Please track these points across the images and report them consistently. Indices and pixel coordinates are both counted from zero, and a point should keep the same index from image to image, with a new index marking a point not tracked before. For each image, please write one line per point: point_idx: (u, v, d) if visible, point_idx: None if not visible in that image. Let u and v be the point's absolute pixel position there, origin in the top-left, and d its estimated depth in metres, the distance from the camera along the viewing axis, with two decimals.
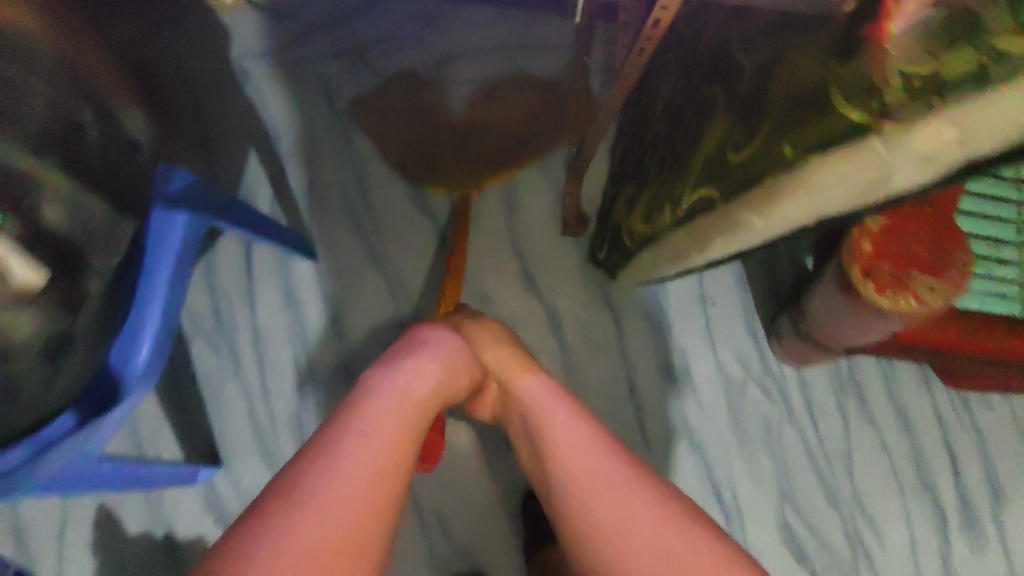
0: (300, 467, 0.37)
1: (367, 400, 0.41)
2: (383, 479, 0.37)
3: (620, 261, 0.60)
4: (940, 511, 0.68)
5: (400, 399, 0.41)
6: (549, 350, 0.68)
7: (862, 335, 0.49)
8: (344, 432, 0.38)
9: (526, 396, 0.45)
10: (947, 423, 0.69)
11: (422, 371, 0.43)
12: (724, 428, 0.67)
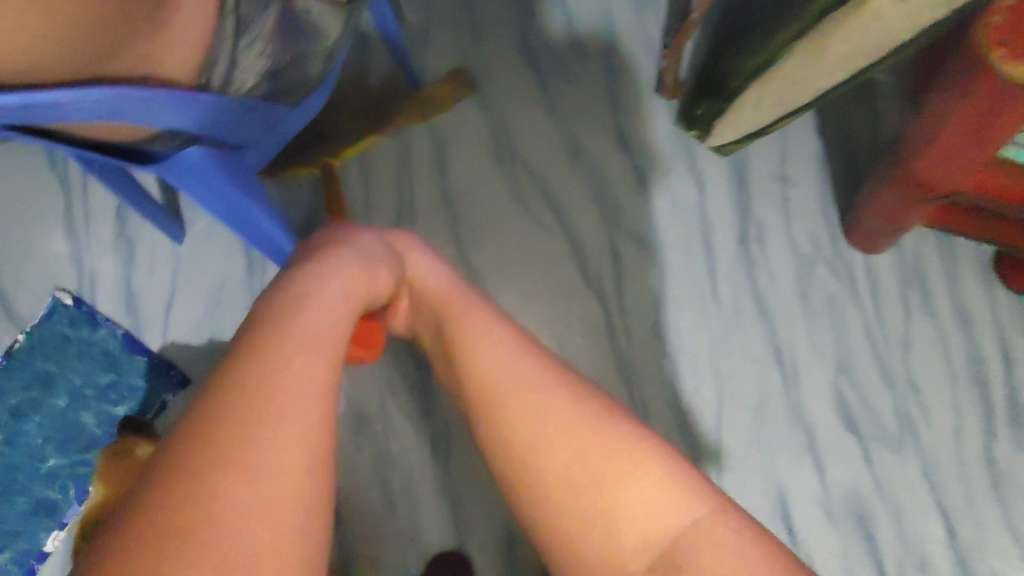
0: (228, 382, 0.31)
1: (284, 314, 0.35)
2: (316, 388, 0.32)
3: (716, 106, 0.64)
4: (988, 406, 0.70)
5: (314, 318, 0.36)
6: (634, 204, 0.72)
7: (955, 159, 0.52)
8: (270, 349, 0.33)
9: (455, 317, 0.45)
10: (1004, 325, 0.72)
11: (337, 288, 0.39)
12: (790, 296, 0.71)
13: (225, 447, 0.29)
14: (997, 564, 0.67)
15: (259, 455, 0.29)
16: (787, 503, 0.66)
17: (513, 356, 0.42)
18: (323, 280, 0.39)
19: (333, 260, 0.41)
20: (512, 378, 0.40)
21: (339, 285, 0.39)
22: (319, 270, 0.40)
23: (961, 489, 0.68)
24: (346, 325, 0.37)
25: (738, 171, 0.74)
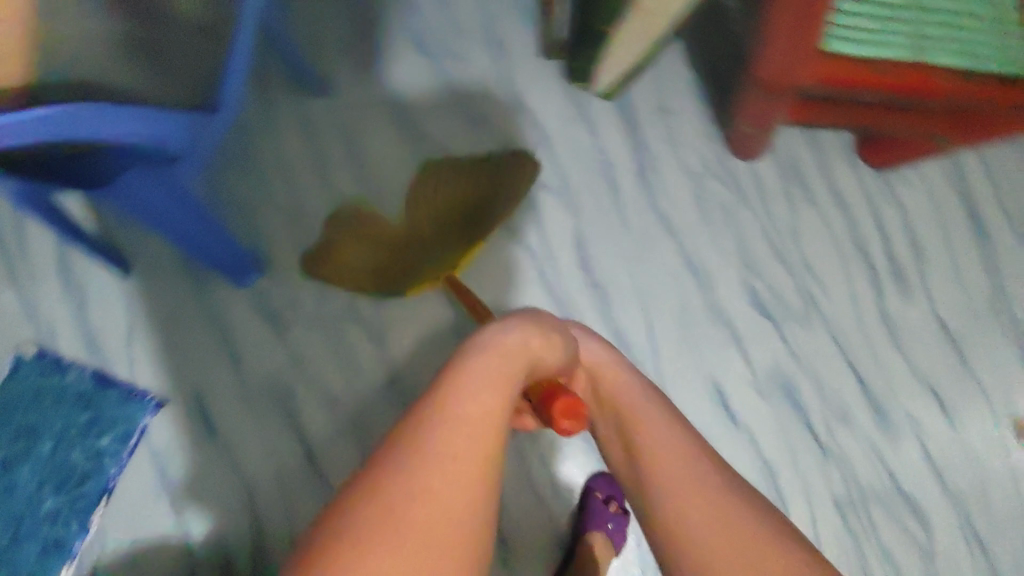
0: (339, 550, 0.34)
1: (410, 468, 0.36)
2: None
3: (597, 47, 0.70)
4: (874, 270, 0.82)
5: (429, 486, 0.35)
6: (540, 159, 0.79)
7: (797, 54, 0.60)
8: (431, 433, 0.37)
9: (625, 405, 0.47)
10: (873, 199, 0.84)
11: (468, 413, 0.38)
12: (691, 212, 0.80)
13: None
14: (907, 403, 0.78)
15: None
16: (724, 391, 0.75)
17: (674, 438, 0.45)
18: (455, 414, 0.37)
19: (475, 375, 0.39)
20: (672, 455, 0.44)
21: (472, 427, 0.37)
22: (457, 398, 0.38)
23: (864, 346, 0.79)
24: (478, 492, 0.36)
25: (626, 111, 0.82)
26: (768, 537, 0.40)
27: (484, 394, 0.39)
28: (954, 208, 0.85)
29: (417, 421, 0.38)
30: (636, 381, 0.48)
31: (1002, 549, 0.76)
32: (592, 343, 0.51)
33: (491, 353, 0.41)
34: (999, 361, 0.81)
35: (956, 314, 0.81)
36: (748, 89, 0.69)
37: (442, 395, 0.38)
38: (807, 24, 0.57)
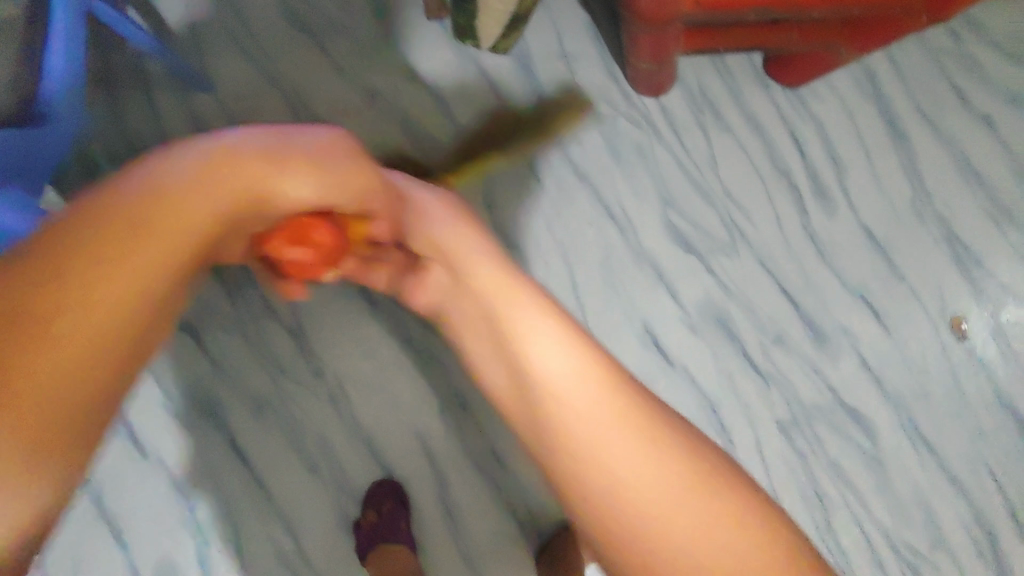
0: (40, 281, 0.27)
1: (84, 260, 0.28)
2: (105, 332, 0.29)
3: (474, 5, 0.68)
4: (796, 190, 0.81)
5: (171, 199, 0.32)
6: (442, 125, 0.77)
7: None
8: (138, 226, 0.30)
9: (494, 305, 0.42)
10: (789, 119, 0.83)
11: (214, 198, 0.34)
12: (604, 157, 0.78)
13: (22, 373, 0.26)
14: (841, 317, 0.79)
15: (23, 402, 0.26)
16: (657, 332, 0.75)
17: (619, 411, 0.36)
18: (215, 187, 0.34)
19: (274, 165, 0.37)
20: (619, 421, 0.36)
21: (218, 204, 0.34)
22: (227, 174, 0.35)
23: (794, 266, 0.79)
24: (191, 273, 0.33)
25: (524, 62, 0.79)
26: (690, 498, 0.34)
27: (284, 186, 0.37)
28: (869, 117, 0.84)
29: (162, 162, 0.33)
30: (566, 352, 0.39)
31: (945, 445, 0.78)
32: (444, 225, 0.45)
33: (245, 149, 0.36)
34: (927, 264, 0.82)
35: (879, 222, 0.82)
36: (630, 27, 0.68)
37: (212, 166, 0.34)
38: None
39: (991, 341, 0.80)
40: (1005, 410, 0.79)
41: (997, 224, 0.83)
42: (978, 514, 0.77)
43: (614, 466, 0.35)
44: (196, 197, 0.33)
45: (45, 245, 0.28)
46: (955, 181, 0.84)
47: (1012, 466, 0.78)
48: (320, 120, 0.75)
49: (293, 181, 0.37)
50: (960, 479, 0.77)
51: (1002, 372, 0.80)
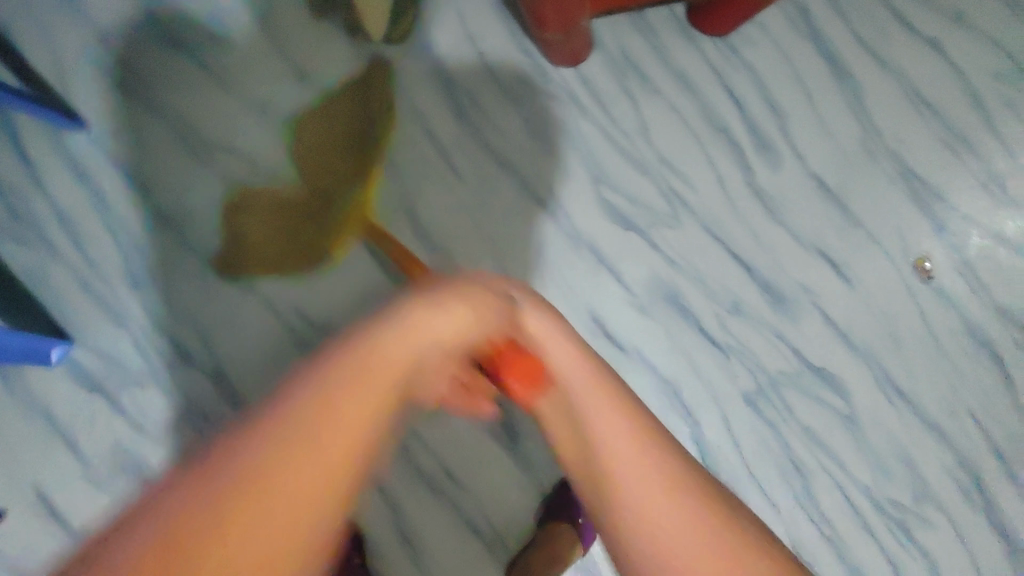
0: (230, 483, 0.28)
1: (265, 466, 0.29)
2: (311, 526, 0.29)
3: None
4: (736, 146, 0.75)
5: (345, 413, 0.31)
6: (345, 131, 0.71)
7: None
8: (313, 430, 0.30)
9: (558, 373, 0.40)
10: (721, 70, 0.76)
11: (396, 363, 0.34)
12: (525, 140, 0.73)
13: (226, 558, 0.27)
14: (799, 275, 0.74)
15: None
16: (603, 319, 0.71)
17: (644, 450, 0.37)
18: (387, 349, 0.34)
19: (430, 311, 0.37)
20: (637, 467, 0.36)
21: (403, 367, 0.34)
22: (405, 331, 0.35)
23: (743, 229, 0.74)
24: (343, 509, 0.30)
25: (426, 48, 0.73)
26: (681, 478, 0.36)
27: (443, 323, 0.37)
28: (808, 57, 0.78)
29: (375, 319, 0.36)
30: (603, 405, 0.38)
31: (921, 393, 0.74)
32: (543, 312, 0.42)
33: (412, 325, 0.36)
34: (884, 205, 0.77)
35: (829, 167, 0.76)
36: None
37: (387, 327, 0.35)
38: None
39: (958, 277, 0.76)
40: (979, 347, 0.76)
41: (956, 153, 0.78)
42: (960, 458, 0.74)
43: (621, 482, 0.36)
44: (370, 361, 0.33)
45: (251, 453, 0.29)
46: (907, 113, 0.78)
47: (992, 403, 0.75)
48: (314, 165, 0.70)
49: (451, 318, 0.37)
50: (939, 425, 0.74)
51: (972, 308, 0.76)
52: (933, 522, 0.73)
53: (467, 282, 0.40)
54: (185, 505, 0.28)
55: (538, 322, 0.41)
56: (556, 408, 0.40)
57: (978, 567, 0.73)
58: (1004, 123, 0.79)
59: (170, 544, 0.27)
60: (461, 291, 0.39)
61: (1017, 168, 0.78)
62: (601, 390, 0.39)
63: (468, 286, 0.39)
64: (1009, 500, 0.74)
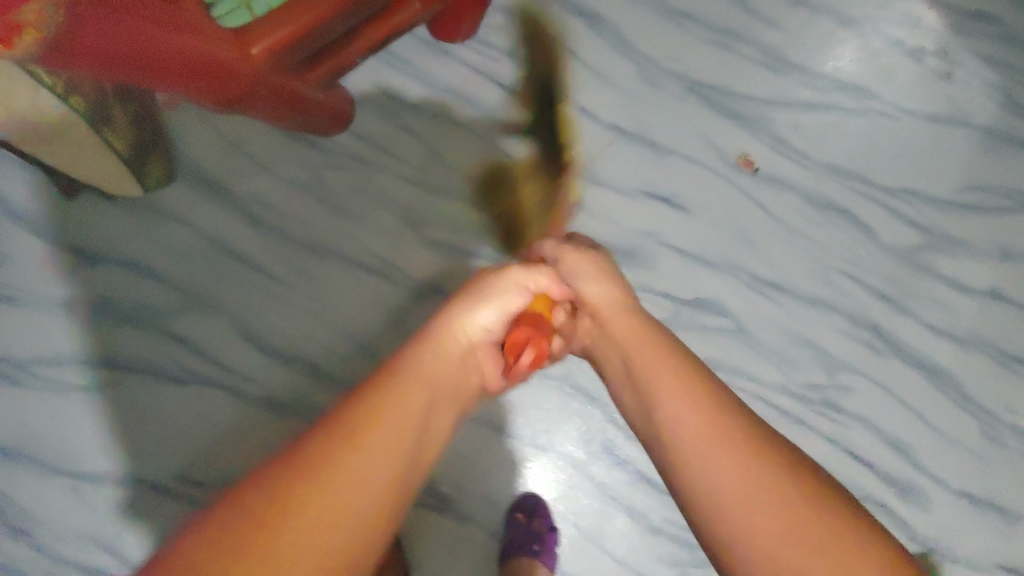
0: (335, 438, 0.34)
1: (333, 457, 0.33)
2: (415, 460, 0.37)
3: (116, 186, 0.67)
4: (529, 131, 0.76)
5: (374, 438, 0.35)
6: (156, 290, 0.70)
7: (200, 96, 0.56)
8: (360, 433, 0.35)
9: (652, 385, 0.44)
10: (487, 67, 0.77)
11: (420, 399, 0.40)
12: (332, 220, 0.73)
13: (359, 465, 0.34)
14: (637, 224, 0.75)
15: (336, 523, 0.31)
16: None
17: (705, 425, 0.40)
18: (404, 385, 0.40)
19: (474, 299, 0.49)
20: (703, 441, 0.39)
21: (421, 414, 0.39)
22: (394, 409, 0.37)
23: (568, 205, 0.75)
24: (365, 510, 0.33)
25: (199, 178, 0.72)
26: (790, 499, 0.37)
27: (413, 401, 0.39)
28: (559, 20, 0.79)
29: (411, 354, 0.43)
30: (665, 370, 0.44)
31: (793, 277, 0.76)
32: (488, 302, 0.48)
33: (435, 336, 0.45)
34: (686, 123, 0.78)
35: (621, 113, 0.77)
36: (236, 109, 0.62)
37: (419, 355, 0.43)
38: (177, 32, 0.50)
39: (779, 157, 0.78)
40: (825, 210, 0.78)
41: (727, 48, 0.80)
42: (853, 318, 0.76)
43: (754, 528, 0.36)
44: (440, 338, 0.45)
45: (302, 448, 0.34)
46: (671, 31, 0.80)
47: (858, 255, 0.77)
48: (242, 301, 0.71)
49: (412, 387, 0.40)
50: (821, 297, 0.76)
51: (804, 180, 0.78)
52: (852, 387, 0.74)
53: (503, 280, 0.50)
54: (358, 422, 0.36)
55: (594, 292, 0.51)
56: (615, 348, 0.49)
57: (909, 406, 0.75)
58: (760, 3, 0.82)
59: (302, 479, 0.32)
60: (502, 288, 0.49)
61: (786, 38, 0.81)
62: (650, 343, 0.47)
63: (531, 266, 0.51)
64: (910, 334, 0.76)
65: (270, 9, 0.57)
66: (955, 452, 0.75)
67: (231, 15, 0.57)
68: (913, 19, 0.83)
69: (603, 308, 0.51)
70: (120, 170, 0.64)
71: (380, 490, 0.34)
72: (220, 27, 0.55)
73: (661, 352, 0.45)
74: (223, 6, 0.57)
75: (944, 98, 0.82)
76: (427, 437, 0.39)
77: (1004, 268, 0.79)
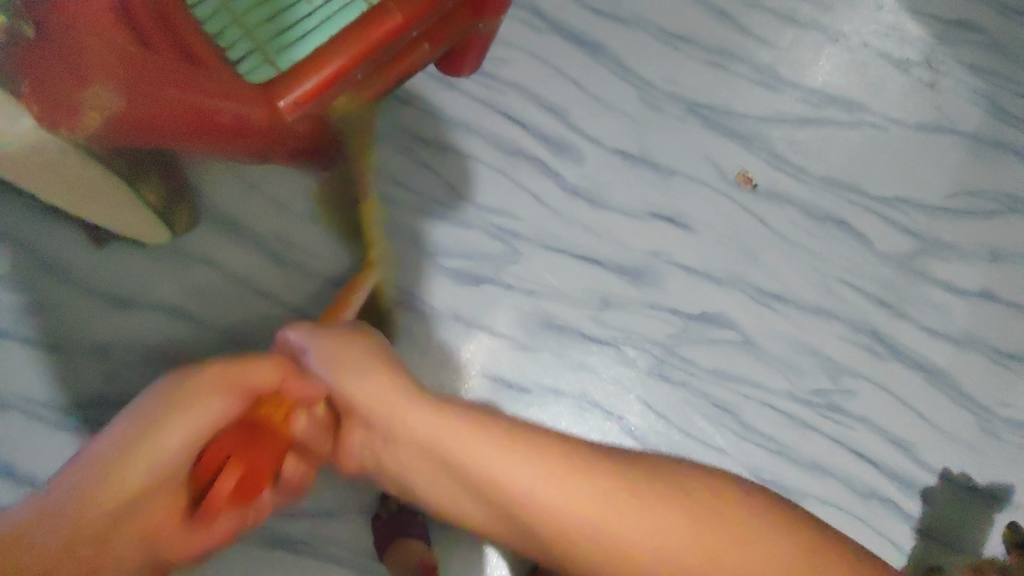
0: (84, 530, 0.41)
1: (88, 493, 0.41)
2: (171, 463, 0.43)
3: (144, 232, 0.69)
4: (537, 159, 0.79)
5: (104, 478, 0.41)
6: (188, 332, 0.73)
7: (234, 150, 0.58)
8: (77, 500, 0.41)
9: (501, 484, 0.46)
10: (494, 100, 0.80)
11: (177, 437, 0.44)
12: (352, 256, 0.76)
13: (94, 504, 0.41)
14: (644, 244, 0.78)
15: (104, 516, 0.41)
16: (500, 375, 0.75)
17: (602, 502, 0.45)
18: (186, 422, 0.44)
19: (234, 371, 0.46)
20: (600, 509, 0.45)
21: (166, 461, 0.43)
22: (146, 443, 0.43)
23: (578, 229, 0.78)
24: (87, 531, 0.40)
25: (223, 221, 0.75)
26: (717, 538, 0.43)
27: (188, 427, 0.44)
28: (560, 49, 0.81)
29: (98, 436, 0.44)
30: (511, 460, 0.46)
31: (795, 289, 0.79)
32: (257, 367, 0.47)
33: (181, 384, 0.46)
34: (687, 143, 0.81)
35: (624, 136, 0.80)
36: (266, 159, 0.64)
37: (192, 406, 0.45)
38: (202, 90, 0.52)
39: (777, 173, 0.82)
40: (822, 223, 0.81)
41: (723, 68, 0.83)
42: (853, 324, 0.80)
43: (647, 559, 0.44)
44: (214, 393, 0.45)
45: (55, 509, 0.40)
46: (668, 54, 0.83)
47: (855, 264, 0.81)
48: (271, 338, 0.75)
49: (189, 419, 0.44)
50: (822, 306, 0.80)
51: (802, 194, 0.82)
52: (854, 390, 0.78)
53: (194, 382, 0.46)
54: (111, 459, 0.42)
55: (357, 388, 0.50)
56: (414, 453, 0.49)
57: (910, 406, 0.79)
58: (752, 23, 0.84)
59: (74, 500, 0.40)
60: (193, 393, 0.45)
61: (780, 55, 0.84)
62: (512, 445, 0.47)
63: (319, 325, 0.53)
64: (908, 337, 0.80)
65: (293, 64, 0.59)
66: (954, 447, 0.79)
67: (255, 72, 0.59)
68: (900, 32, 0.86)
69: (360, 402, 0.50)
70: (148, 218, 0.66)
71: (128, 492, 0.42)
72: (248, 84, 0.57)
73: (497, 448, 0.47)
74: (248, 64, 0.59)
75: (932, 106, 0.85)
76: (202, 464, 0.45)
77: (995, 268, 0.83)
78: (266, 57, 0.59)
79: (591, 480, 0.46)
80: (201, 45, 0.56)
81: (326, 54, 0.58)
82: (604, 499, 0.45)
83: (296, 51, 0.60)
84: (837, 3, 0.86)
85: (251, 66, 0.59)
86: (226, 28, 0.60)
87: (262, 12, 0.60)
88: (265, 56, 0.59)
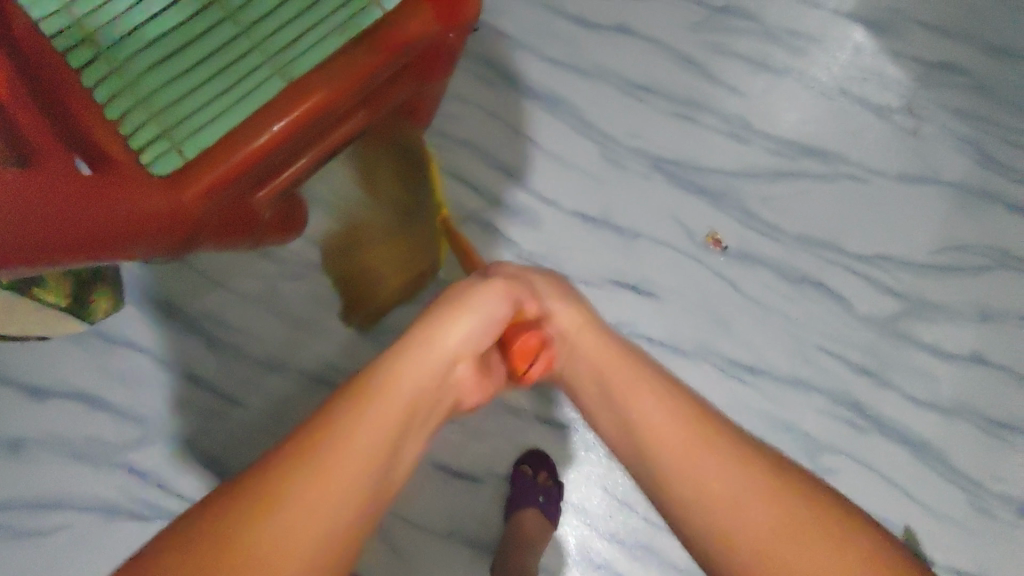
0: (269, 476, 0.34)
1: (309, 463, 0.35)
2: (438, 377, 0.42)
3: (59, 327, 0.64)
4: (490, 225, 0.73)
5: (357, 424, 0.37)
6: (108, 423, 0.68)
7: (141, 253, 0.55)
8: (324, 451, 0.36)
9: (638, 419, 0.43)
10: (442, 161, 0.74)
11: (411, 383, 0.40)
12: (291, 335, 0.71)
13: (304, 499, 0.34)
14: (607, 314, 0.73)
15: (315, 514, 0.34)
16: (453, 465, 0.69)
17: (727, 476, 0.40)
18: (407, 367, 0.41)
19: (450, 313, 0.44)
20: (688, 463, 0.41)
21: (423, 385, 0.41)
22: (387, 373, 0.40)
23: None
24: (366, 483, 0.36)
25: (152, 301, 0.70)
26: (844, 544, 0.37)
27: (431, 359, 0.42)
28: (513, 103, 0.76)
29: (380, 357, 0.41)
30: (641, 391, 0.44)
31: (770, 359, 0.74)
32: (451, 319, 0.43)
33: (439, 323, 0.43)
34: (652, 203, 0.75)
35: (584, 197, 0.75)
36: (189, 250, 0.60)
37: (414, 345, 0.42)
38: (108, 204, 0.50)
39: (749, 233, 0.76)
40: (799, 285, 0.76)
41: (690, 120, 0.78)
42: (833, 396, 0.74)
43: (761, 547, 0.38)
44: (440, 337, 0.42)
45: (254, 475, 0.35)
46: (631, 106, 0.77)
47: (835, 329, 0.75)
48: (201, 426, 0.69)
49: (431, 356, 0.42)
50: (799, 377, 0.74)
51: (777, 254, 0.76)
52: (835, 468, 0.73)
53: (466, 296, 0.45)
54: (337, 409, 0.38)
55: (565, 312, 0.48)
56: (592, 362, 0.47)
57: (896, 483, 0.73)
58: (721, 70, 0.79)
59: (243, 495, 0.34)
60: (459, 306, 0.44)
61: (750, 104, 0.79)
62: (639, 380, 0.45)
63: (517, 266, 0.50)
64: (892, 407, 0.75)
65: (201, 153, 0.54)
66: (945, 527, 0.73)
67: (159, 161, 0.54)
68: (880, 76, 0.81)
69: (566, 326, 0.48)
70: (55, 313, 0.60)
71: (380, 434, 0.38)
72: (150, 180, 0.53)
73: (633, 382, 0.45)
74: (151, 152, 0.54)
75: (914, 155, 0.80)
76: (431, 401, 0.42)
77: (985, 330, 0.77)
78: (175, 142, 0.54)
79: (714, 443, 0.41)
80: (104, 147, 0.53)
81: (242, 133, 0.54)
82: (710, 458, 0.41)
83: (206, 133, 0.55)
84: (812, 47, 0.81)
85: (161, 155, 0.54)
86: (131, 112, 0.54)
87: (169, 92, 0.55)
88: (175, 140, 0.54)
